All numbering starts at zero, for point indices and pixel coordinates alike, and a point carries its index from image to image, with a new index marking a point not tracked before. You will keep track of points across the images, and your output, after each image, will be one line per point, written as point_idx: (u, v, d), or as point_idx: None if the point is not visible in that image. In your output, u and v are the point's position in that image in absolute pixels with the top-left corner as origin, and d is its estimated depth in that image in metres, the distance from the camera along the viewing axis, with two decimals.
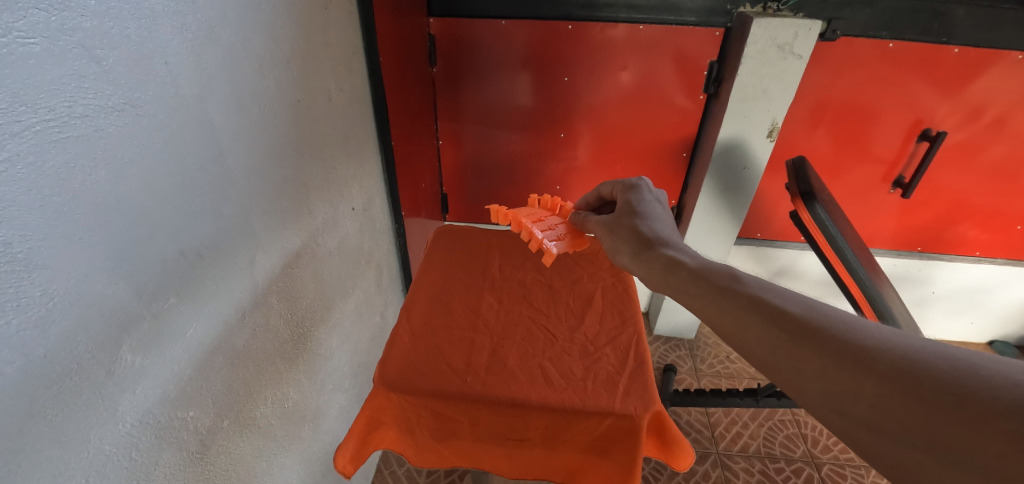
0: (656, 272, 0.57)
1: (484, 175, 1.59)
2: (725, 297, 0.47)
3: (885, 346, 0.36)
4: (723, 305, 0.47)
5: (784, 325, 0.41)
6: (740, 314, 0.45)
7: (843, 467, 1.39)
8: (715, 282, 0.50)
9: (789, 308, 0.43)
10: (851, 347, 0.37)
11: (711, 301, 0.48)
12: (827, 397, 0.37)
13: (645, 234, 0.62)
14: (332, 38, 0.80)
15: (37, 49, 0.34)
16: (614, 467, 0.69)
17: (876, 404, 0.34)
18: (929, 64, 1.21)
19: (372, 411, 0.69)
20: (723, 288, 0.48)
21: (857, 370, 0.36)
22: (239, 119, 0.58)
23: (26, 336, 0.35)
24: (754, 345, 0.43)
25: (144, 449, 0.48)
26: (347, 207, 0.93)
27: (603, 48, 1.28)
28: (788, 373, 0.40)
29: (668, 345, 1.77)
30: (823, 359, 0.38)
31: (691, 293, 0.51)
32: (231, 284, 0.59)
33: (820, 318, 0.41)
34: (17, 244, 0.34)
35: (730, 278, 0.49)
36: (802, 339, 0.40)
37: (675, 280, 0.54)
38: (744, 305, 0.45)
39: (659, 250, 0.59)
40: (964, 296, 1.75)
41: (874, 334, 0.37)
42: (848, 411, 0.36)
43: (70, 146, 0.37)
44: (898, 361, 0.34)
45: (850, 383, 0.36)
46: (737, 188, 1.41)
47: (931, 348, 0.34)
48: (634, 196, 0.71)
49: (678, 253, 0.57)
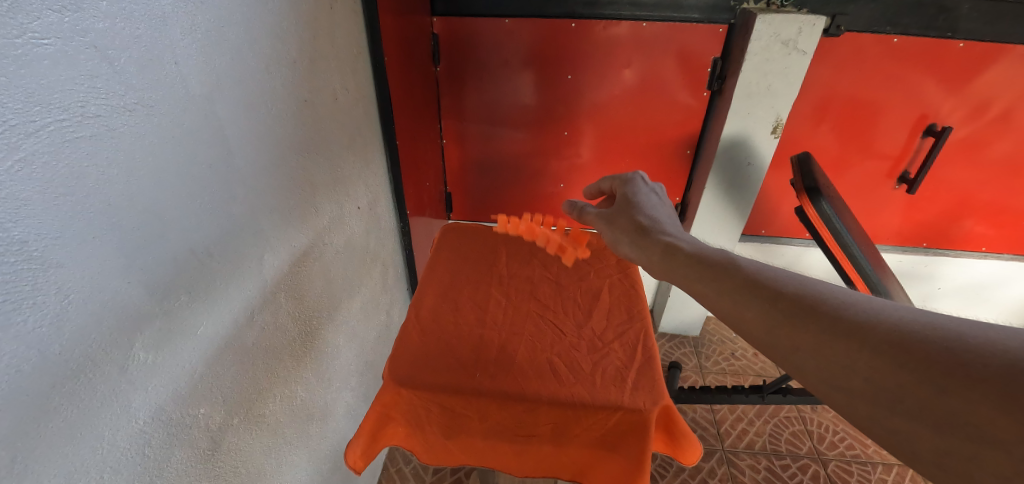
0: (657, 259, 0.57)
1: (488, 174, 1.59)
2: (724, 283, 0.47)
3: (876, 318, 0.36)
4: (722, 291, 0.46)
5: (779, 305, 0.41)
6: (737, 297, 0.45)
7: (849, 463, 1.38)
8: (713, 263, 0.50)
9: (784, 288, 0.43)
10: (844, 321, 0.37)
11: (710, 289, 0.48)
12: (824, 371, 0.37)
13: (644, 223, 0.63)
14: (336, 38, 0.80)
15: (51, 50, 0.34)
16: (624, 463, 0.70)
17: (870, 377, 0.34)
18: (935, 58, 1.21)
19: (383, 406, 0.70)
20: (721, 270, 0.48)
21: (851, 344, 0.35)
22: (248, 119, 0.59)
23: (42, 333, 0.36)
24: (751, 325, 0.43)
25: (157, 446, 0.48)
26: (353, 206, 0.93)
27: (606, 46, 1.29)
28: (785, 352, 0.40)
29: (673, 343, 1.77)
30: (816, 337, 0.38)
31: (689, 278, 0.51)
32: (241, 283, 0.60)
33: (816, 296, 0.40)
34: (33, 243, 0.34)
35: (727, 259, 0.49)
36: (798, 318, 0.39)
37: (675, 267, 0.54)
38: (741, 287, 0.45)
39: (659, 236, 0.59)
40: (970, 292, 1.74)
41: (867, 309, 0.37)
42: (843, 385, 0.36)
43: (83, 146, 0.37)
44: (889, 332, 0.34)
45: (845, 357, 0.36)
46: (741, 184, 1.41)
47: (923, 319, 0.34)
48: (631, 189, 0.71)
49: (677, 238, 0.57)
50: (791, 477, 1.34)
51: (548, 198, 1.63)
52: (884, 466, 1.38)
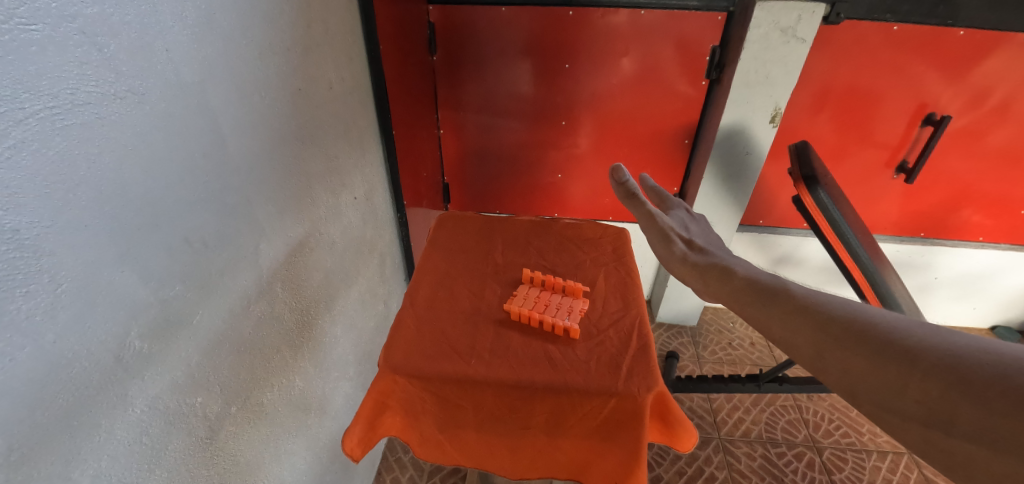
0: (712, 283, 0.54)
1: (486, 164, 1.58)
2: (772, 302, 0.44)
3: (929, 342, 0.32)
4: (769, 312, 0.44)
5: (831, 329, 0.37)
6: (786, 323, 0.41)
7: (844, 451, 1.39)
8: (765, 287, 0.46)
9: (835, 312, 0.39)
10: (893, 343, 0.33)
11: (758, 310, 0.45)
12: (873, 394, 0.33)
13: (699, 244, 0.63)
14: (331, 26, 0.80)
15: (38, 36, 0.34)
16: (619, 450, 0.71)
17: (922, 399, 0.30)
18: (934, 46, 1.20)
19: (379, 394, 0.70)
20: (768, 291, 0.46)
21: (900, 366, 0.32)
22: (242, 107, 0.58)
23: (36, 322, 0.36)
24: (800, 349, 0.39)
25: (154, 434, 0.48)
26: (349, 196, 0.92)
27: (604, 34, 1.27)
28: (832, 375, 0.36)
29: (670, 333, 1.78)
30: (863, 360, 0.34)
31: (740, 302, 0.48)
32: (238, 273, 0.60)
33: (864, 317, 0.37)
34: (24, 232, 0.34)
35: (779, 285, 0.46)
36: (846, 339, 0.36)
37: (728, 290, 0.51)
38: (792, 314, 0.41)
39: (714, 259, 0.58)
40: (968, 282, 1.73)
41: (919, 331, 0.33)
42: (893, 408, 0.31)
43: (74, 134, 0.37)
44: (944, 357, 0.30)
45: (893, 379, 0.32)
46: (739, 174, 1.40)
47: (977, 342, 0.30)
48: (683, 216, 0.74)
49: (730, 262, 0.56)
50: (786, 465, 1.35)
51: (546, 189, 1.62)
52: (879, 454, 1.39)
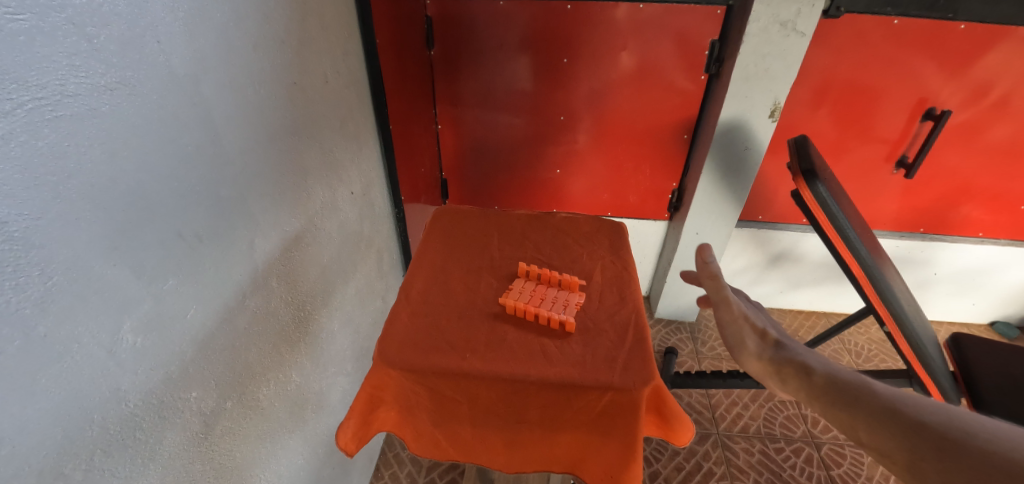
0: (789, 378, 0.53)
1: (484, 160, 1.58)
2: (857, 408, 0.43)
3: None
4: (856, 418, 0.42)
5: (924, 436, 0.37)
6: (876, 430, 0.40)
7: (843, 446, 1.39)
8: (850, 389, 0.45)
9: (926, 418, 0.38)
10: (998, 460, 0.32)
11: (842, 415, 0.44)
12: None
13: (771, 328, 0.61)
14: (327, 19, 0.79)
15: (26, 26, 0.33)
16: (615, 443, 0.71)
17: None
18: (935, 40, 1.19)
19: (373, 388, 0.70)
20: (853, 395, 0.44)
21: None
22: (236, 101, 0.58)
23: (25, 315, 0.35)
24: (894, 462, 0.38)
25: (147, 429, 0.48)
26: (346, 191, 0.92)
27: (603, 28, 1.27)
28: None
29: (669, 328, 1.78)
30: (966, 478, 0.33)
31: (823, 404, 0.47)
32: (232, 266, 0.60)
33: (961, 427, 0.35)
34: (13, 224, 0.34)
35: (866, 388, 0.44)
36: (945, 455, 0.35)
37: (808, 389, 0.49)
38: (883, 422, 0.40)
39: (790, 346, 0.56)
40: (967, 278, 1.73)
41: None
42: None
43: (62, 125, 0.36)
44: None
45: None
46: (738, 169, 1.39)
47: None
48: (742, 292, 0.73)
49: (806, 353, 0.54)
50: (784, 460, 1.35)
51: (544, 184, 1.62)
52: None
